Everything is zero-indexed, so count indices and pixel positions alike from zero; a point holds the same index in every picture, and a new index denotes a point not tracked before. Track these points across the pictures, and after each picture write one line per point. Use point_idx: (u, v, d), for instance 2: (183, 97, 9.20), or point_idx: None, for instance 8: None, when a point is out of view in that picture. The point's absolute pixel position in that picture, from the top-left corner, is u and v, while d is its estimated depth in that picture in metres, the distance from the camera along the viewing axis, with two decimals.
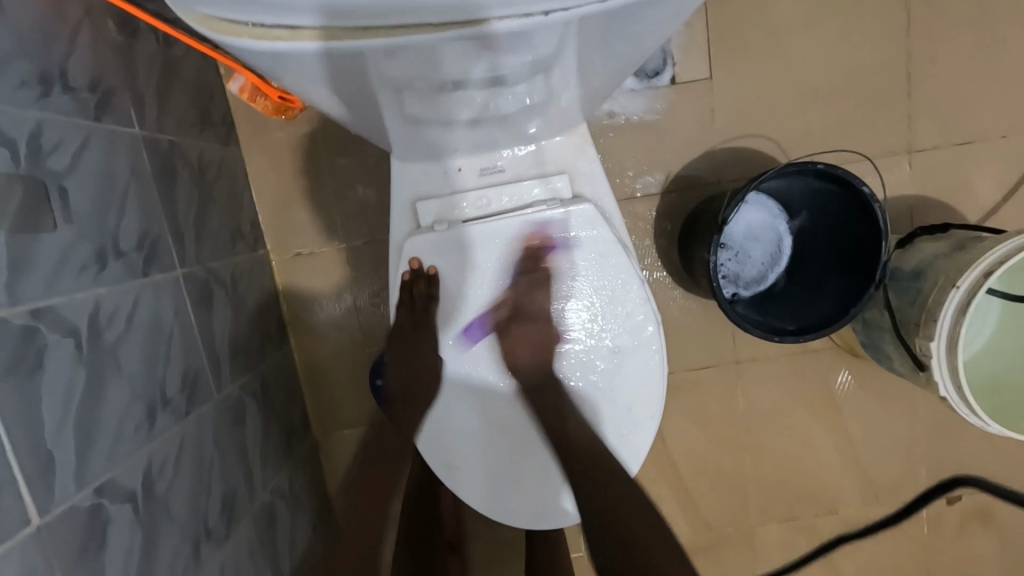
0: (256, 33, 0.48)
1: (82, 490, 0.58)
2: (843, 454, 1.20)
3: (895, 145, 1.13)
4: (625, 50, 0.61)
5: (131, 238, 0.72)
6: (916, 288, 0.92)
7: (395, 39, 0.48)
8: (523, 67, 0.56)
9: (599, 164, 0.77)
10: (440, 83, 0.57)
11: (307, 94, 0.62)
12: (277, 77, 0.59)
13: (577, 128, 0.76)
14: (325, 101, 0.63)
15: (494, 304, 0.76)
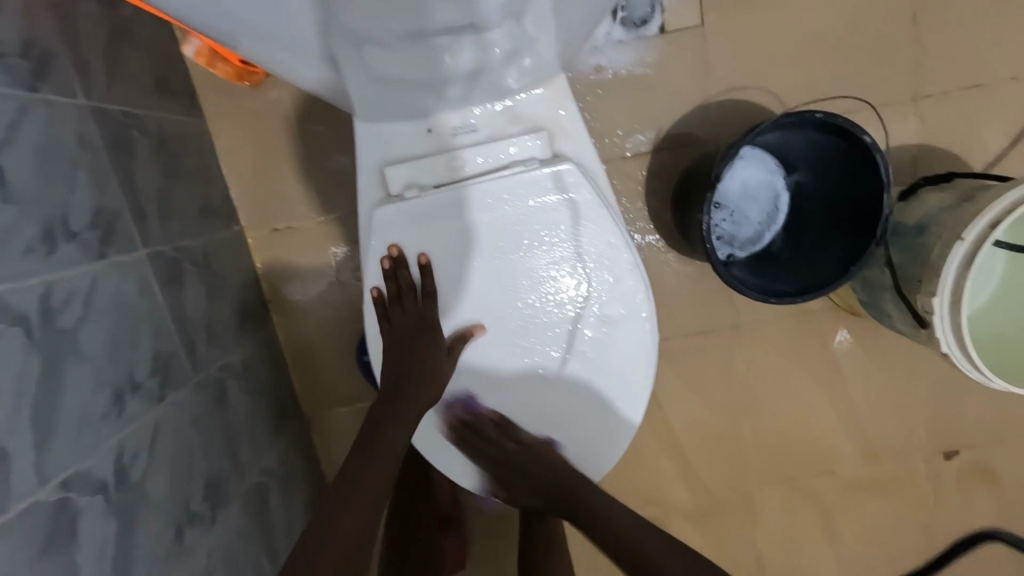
0: None
1: (45, 483, 0.55)
2: (841, 413, 1.18)
3: (899, 92, 1.06)
4: None
5: (84, 216, 0.67)
6: (919, 243, 0.88)
7: None
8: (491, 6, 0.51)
9: (581, 118, 0.72)
10: (401, 31, 0.52)
11: (257, 48, 0.57)
12: (218, 27, 0.54)
13: (556, 80, 0.71)
14: (275, 55, 0.59)
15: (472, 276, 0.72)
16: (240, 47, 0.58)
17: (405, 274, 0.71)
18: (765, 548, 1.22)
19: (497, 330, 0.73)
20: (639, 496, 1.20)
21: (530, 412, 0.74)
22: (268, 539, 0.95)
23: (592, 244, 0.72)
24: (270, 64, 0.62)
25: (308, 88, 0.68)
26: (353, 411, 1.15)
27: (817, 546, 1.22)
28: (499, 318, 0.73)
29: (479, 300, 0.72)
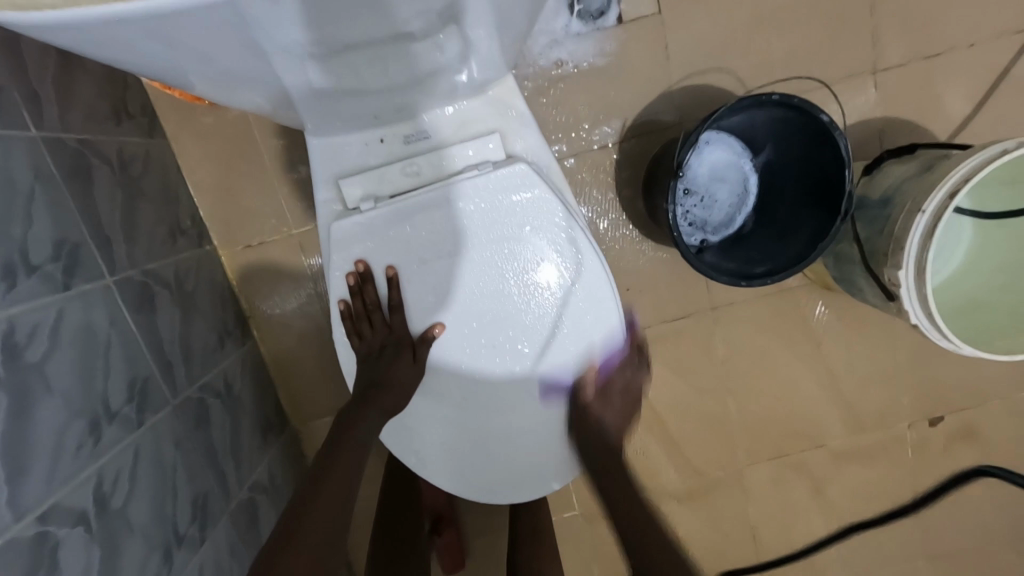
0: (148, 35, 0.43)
1: (22, 520, 0.56)
2: (824, 388, 1.19)
3: (860, 66, 1.07)
4: None
5: (44, 249, 0.67)
6: (884, 216, 0.89)
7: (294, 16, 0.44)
8: (432, 18, 0.51)
9: (531, 117, 0.72)
10: (338, 45, 0.51)
11: (211, 89, 0.57)
12: (174, 78, 0.53)
13: (504, 80, 0.71)
14: (230, 94, 0.58)
15: (435, 282, 0.72)
16: (193, 88, 0.58)
17: (370, 285, 0.72)
18: (758, 524, 1.23)
19: (461, 333, 0.73)
20: None
21: (501, 409, 0.74)
22: None
23: (550, 245, 0.71)
24: (227, 100, 0.62)
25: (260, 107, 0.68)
26: None
27: (809, 518, 1.23)
28: (462, 327, 0.73)
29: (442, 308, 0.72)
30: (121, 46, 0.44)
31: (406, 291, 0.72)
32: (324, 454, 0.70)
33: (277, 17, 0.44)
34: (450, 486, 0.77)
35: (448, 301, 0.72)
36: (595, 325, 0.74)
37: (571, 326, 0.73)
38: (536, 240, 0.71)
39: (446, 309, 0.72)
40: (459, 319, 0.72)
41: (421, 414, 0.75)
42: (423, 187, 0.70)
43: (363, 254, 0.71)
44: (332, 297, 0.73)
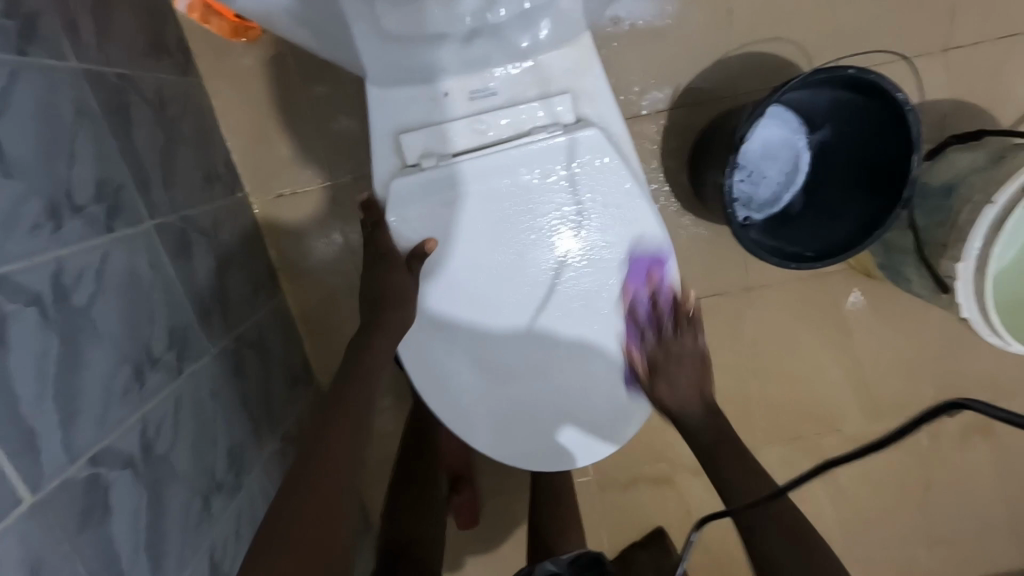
0: None
1: (75, 462, 0.56)
2: (849, 372, 1.19)
3: (931, 44, 1.01)
4: None
5: (88, 189, 0.65)
6: (946, 206, 0.86)
7: None
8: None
9: (605, 80, 0.69)
10: None
11: (259, 12, 0.54)
12: None
13: (580, 39, 0.68)
14: (271, 18, 0.55)
15: (494, 245, 0.70)
16: (238, 10, 0.54)
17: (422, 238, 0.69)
18: None
19: (516, 297, 0.71)
20: (648, 454, 1.23)
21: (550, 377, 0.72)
22: None
23: (601, 213, 0.70)
24: (279, 30, 0.59)
25: (316, 52, 0.65)
26: None
27: (820, 499, 1.25)
28: (503, 295, 0.71)
29: (493, 270, 0.70)
30: None
31: (462, 252, 0.70)
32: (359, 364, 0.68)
33: None
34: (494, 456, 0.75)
35: (505, 266, 0.70)
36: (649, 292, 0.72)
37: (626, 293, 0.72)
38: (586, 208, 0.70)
39: (503, 273, 0.70)
40: (516, 284, 0.71)
41: (460, 384, 0.71)
42: (491, 148, 0.68)
43: (409, 221, 0.69)
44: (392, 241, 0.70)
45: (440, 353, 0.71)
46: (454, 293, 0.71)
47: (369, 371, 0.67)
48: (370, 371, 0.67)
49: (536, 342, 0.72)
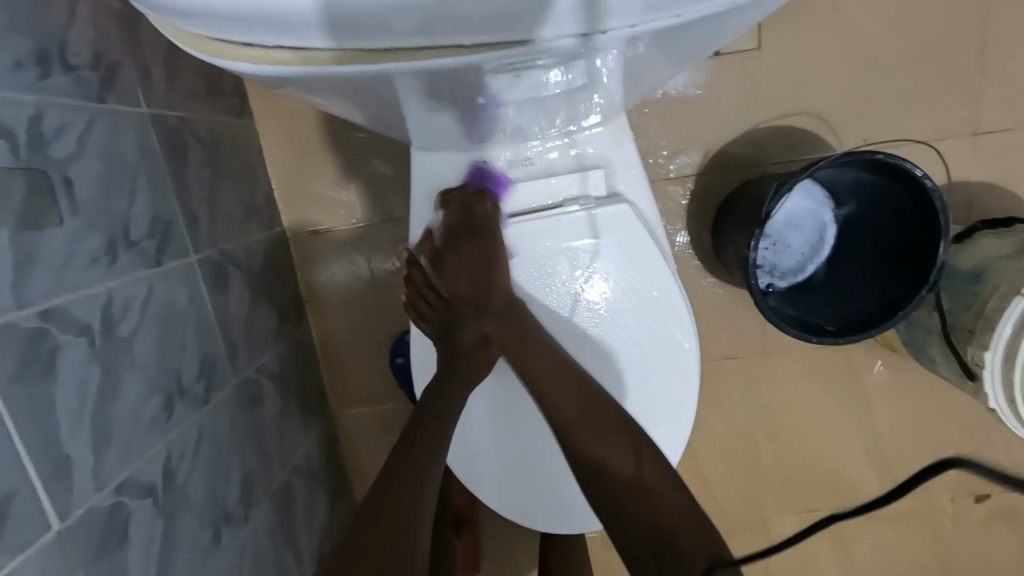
0: (264, 56, 0.44)
1: (101, 490, 0.58)
2: (869, 447, 1.16)
3: (960, 127, 1.03)
4: (672, 50, 0.55)
5: (142, 226, 0.69)
6: (972, 290, 0.86)
7: (426, 54, 0.43)
8: (554, 35, 0.42)
9: (638, 159, 0.74)
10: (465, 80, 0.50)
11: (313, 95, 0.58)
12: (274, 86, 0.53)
13: (615, 119, 0.73)
14: (324, 99, 0.59)
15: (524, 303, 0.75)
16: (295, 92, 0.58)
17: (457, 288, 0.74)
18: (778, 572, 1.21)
19: None
20: None
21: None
22: (292, 537, 0.97)
23: (637, 296, 0.74)
24: (322, 104, 0.64)
25: (365, 118, 0.70)
26: (380, 411, 1.18)
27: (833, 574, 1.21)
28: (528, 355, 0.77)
29: None
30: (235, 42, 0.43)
31: None
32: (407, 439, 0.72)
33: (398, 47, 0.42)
34: (503, 511, 0.81)
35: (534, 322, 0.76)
36: (675, 376, 0.76)
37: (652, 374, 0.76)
38: (624, 288, 0.74)
39: None
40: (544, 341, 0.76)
41: (486, 441, 0.78)
42: (527, 215, 0.72)
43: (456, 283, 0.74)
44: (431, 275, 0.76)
45: (472, 411, 0.78)
46: (485, 352, 0.74)
47: (415, 469, 0.69)
48: (417, 473, 0.69)
49: None
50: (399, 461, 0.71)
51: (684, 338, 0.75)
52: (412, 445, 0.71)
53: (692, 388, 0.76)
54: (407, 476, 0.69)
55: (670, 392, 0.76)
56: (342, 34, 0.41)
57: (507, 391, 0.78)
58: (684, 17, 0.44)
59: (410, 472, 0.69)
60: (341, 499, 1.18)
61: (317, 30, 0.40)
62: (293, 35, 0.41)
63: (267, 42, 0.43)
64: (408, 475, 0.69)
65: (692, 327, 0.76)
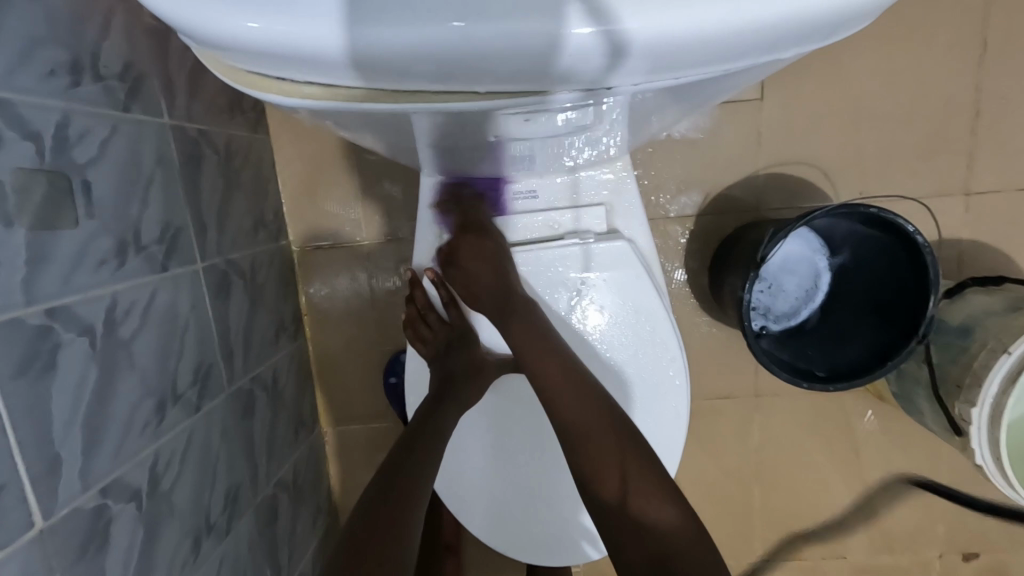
0: (288, 89, 0.46)
1: (87, 491, 0.58)
2: (858, 496, 1.16)
3: (953, 186, 1.06)
4: (677, 100, 0.58)
5: (153, 231, 0.71)
6: (961, 345, 0.87)
7: (442, 98, 0.45)
8: (563, 87, 0.44)
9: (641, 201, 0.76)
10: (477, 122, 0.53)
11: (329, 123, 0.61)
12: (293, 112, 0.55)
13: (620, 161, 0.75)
14: (339, 126, 0.62)
15: None
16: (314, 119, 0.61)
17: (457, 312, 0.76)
18: None
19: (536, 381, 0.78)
20: None
21: (564, 475, 0.78)
22: (273, 554, 0.95)
23: (630, 331, 0.76)
24: (336, 129, 0.67)
25: (379, 145, 0.73)
26: (371, 430, 1.18)
27: None
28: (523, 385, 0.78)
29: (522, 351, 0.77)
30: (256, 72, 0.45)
31: (494, 329, 0.77)
32: (399, 458, 0.73)
33: (414, 90, 0.44)
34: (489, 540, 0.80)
35: None
36: (664, 414, 0.77)
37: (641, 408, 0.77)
38: (617, 323, 0.76)
39: None
40: None
41: (481, 465, 0.79)
42: (529, 245, 0.75)
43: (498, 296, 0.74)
44: (434, 297, 0.78)
45: (463, 439, 0.79)
46: (480, 377, 0.76)
47: (407, 489, 0.70)
48: (399, 519, 0.67)
49: (550, 443, 0.78)
50: (390, 480, 0.71)
51: (676, 376, 0.77)
52: (403, 466, 0.72)
53: (681, 424, 0.78)
54: (399, 497, 0.69)
55: (659, 429, 0.77)
56: (356, 77, 0.42)
57: (497, 419, 0.79)
58: (680, 79, 0.47)
59: (402, 493, 0.69)
60: (325, 516, 1.17)
61: (342, 74, 0.42)
62: (325, 76, 0.43)
63: (301, 79, 0.45)
64: (399, 495, 0.69)
65: (685, 365, 0.77)
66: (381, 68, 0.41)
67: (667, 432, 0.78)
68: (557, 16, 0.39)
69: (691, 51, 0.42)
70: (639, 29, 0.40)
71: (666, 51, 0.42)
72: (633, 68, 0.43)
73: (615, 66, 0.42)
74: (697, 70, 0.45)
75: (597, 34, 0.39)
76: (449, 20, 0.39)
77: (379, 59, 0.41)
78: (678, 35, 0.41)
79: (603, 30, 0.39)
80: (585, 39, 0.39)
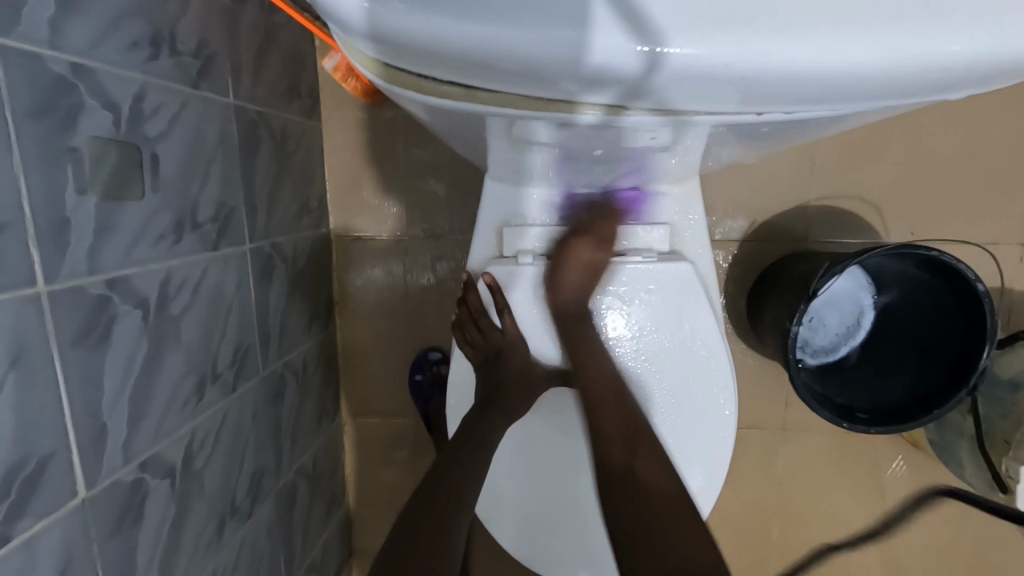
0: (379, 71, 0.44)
1: (128, 464, 0.58)
2: (879, 541, 1.13)
3: (1010, 235, 1.03)
4: (780, 132, 0.57)
5: (209, 209, 0.71)
6: (1012, 401, 0.85)
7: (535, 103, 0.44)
8: (591, 100, 0.42)
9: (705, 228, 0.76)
10: (561, 135, 0.52)
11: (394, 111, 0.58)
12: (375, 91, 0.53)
13: (687, 183, 0.76)
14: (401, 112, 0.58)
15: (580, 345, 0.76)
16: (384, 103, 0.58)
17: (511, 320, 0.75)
18: None
19: None
20: None
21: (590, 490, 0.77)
22: (288, 542, 0.95)
23: (681, 354, 0.75)
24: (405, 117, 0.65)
25: (449, 142, 0.73)
26: (390, 425, 1.18)
27: None
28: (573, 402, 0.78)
29: None
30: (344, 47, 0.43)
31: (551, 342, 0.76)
32: (441, 467, 0.73)
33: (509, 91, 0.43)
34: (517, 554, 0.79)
35: None
36: (708, 442, 0.76)
37: (686, 435, 0.76)
38: (668, 347, 0.74)
39: None
40: None
41: (518, 477, 0.77)
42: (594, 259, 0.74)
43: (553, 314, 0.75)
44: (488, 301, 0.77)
45: (502, 450, 0.77)
46: (524, 387, 0.75)
47: (450, 504, 0.70)
48: (439, 533, 0.68)
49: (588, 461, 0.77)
50: (433, 489, 0.71)
51: (726, 406, 0.75)
52: (444, 476, 0.72)
53: (725, 453, 0.76)
54: (440, 509, 0.69)
55: (700, 458, 0.76)
56: (446, 68, 0.41)
57: (537, 432, 0.78)
58: (794, 113, 0.46)
59: (445, 506, 0.70)
60: (338, 508, 1.16)
61: (446, 67, 0.41)
62: (470, 78, 0.42)
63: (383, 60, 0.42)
64: (443, 507, 0.70)
65: (734, 394, 0.76)
66: (474, 67, 0.40)
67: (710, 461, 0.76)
68: (650, 33, 0.37)
69: (811, 86, 0.40)
70: (681, 49, 0.37)
71: (705, 80, 0.39)
72: (689, 93, 0.40)
73: (648, 84, 0.39)
74: (803, 106, 0.43)
75: (634, 50, 0.37)
76: (563, 27, 0.37)
77: (474, 59, 0.39)
78: (734, 64, 0.38)
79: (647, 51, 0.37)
80: (620, 51, 0.37)
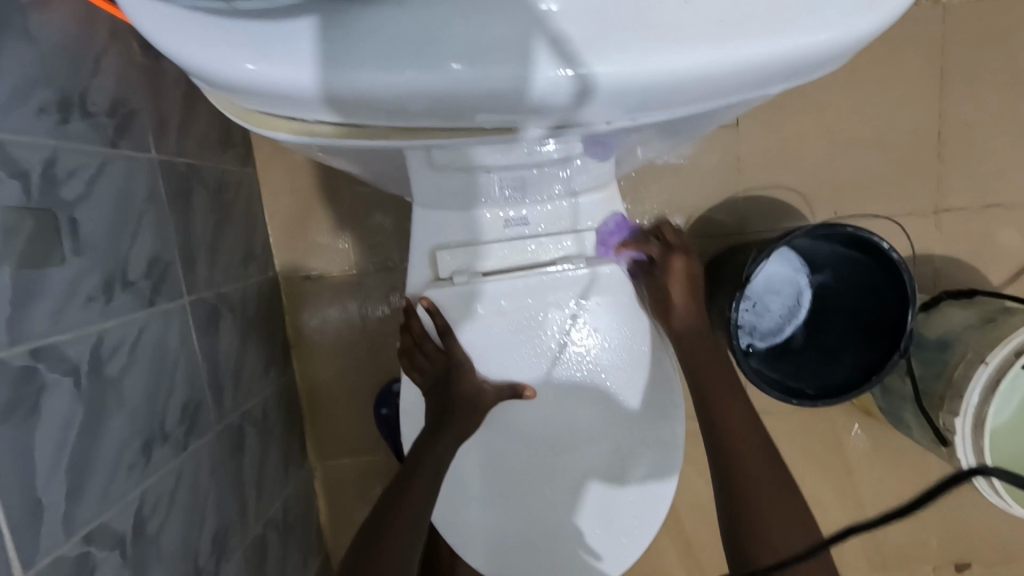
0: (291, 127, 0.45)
1: (71, 538, 0.56)
2: (851, 511, 1.16)
3: (923, 205, 1.10)
4: (674, 131, 0.60)
5: (141, 265, 0.70)
6: (941, 359, 0.90)
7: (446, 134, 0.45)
8: (534, 124, 0.44)
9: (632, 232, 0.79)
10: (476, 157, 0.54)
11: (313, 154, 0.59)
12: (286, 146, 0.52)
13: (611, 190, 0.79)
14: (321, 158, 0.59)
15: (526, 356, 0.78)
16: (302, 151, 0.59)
17: (454, 341, 0.77)
18: None
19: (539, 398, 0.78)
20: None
21: (552, 499, 0.79)
22: None
23: (624, 352, 0.78)
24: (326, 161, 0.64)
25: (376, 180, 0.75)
26: (360, 463, 1.16)
27: None
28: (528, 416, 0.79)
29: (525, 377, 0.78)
30: (248, 104, 0.43)
31: (496, 356, 0.78)
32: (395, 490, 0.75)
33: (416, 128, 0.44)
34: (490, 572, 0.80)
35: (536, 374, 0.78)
36: (658, 437, 0.79)
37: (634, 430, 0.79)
38: (609, 346, 0.78)
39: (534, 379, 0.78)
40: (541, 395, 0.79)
41: (480, 497, 0.79)
42: (535, 270, 0.76)
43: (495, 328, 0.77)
44: (428, 325, 0.78)
45: (461, 472, 0.79)
46: (477, 405, 0.76)
47: (404, 528, 0.72)
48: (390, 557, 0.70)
49: (547, 471, 0.79)
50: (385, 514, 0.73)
51: (672, 398, 0.79)
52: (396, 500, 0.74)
53: (674, 444, 0.79)
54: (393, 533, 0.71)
55: (651, 451, 0.79)
56: (347, 115, 0.41)
57: (495, 451, 0.79)
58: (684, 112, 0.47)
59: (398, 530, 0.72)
60: (315, 556, 1.12)
61: (347, 115, 0.41)
62: (368, 120, 0.42)
63: (312, 118, 0.43)
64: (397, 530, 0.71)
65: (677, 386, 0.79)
66: (372, 109, 0.41)
67: (659, 453, 0.79)
68: (536, 50, 0.39)
69: (695, 89, 0.43)
70: (608, 73, 0.39)
71: (638, 93, 0.41)
72: (617, 106, 0.42)
73: (587, 106, 0.41)
74: (692, 108, 0.46)
75: (573, 78, 0.39)
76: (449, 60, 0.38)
77: (368, 103, 0.40)
78: (645, 74, 0.40)
79: (580, 74, 0.39)
80: (556, 80, 0.39)
